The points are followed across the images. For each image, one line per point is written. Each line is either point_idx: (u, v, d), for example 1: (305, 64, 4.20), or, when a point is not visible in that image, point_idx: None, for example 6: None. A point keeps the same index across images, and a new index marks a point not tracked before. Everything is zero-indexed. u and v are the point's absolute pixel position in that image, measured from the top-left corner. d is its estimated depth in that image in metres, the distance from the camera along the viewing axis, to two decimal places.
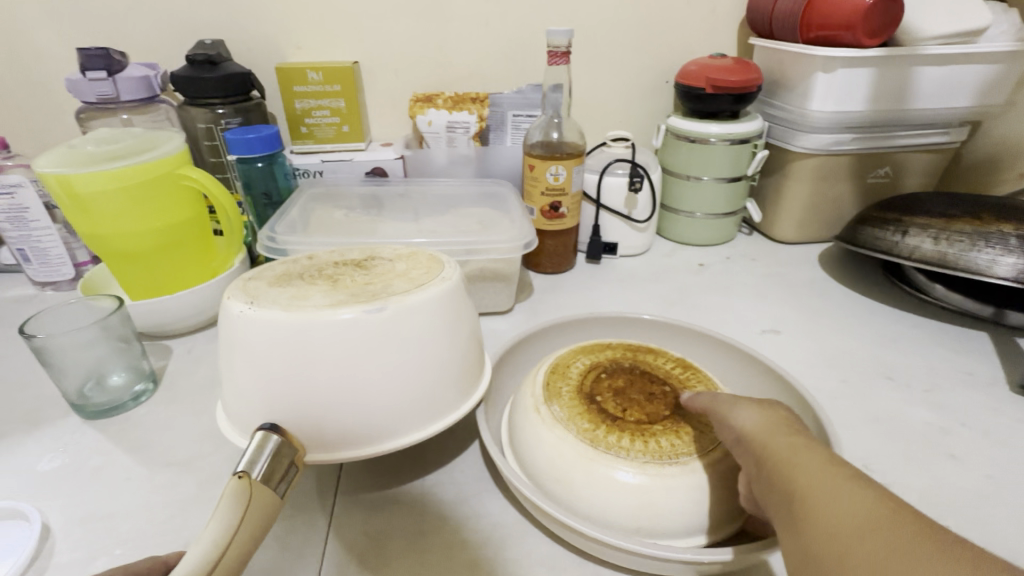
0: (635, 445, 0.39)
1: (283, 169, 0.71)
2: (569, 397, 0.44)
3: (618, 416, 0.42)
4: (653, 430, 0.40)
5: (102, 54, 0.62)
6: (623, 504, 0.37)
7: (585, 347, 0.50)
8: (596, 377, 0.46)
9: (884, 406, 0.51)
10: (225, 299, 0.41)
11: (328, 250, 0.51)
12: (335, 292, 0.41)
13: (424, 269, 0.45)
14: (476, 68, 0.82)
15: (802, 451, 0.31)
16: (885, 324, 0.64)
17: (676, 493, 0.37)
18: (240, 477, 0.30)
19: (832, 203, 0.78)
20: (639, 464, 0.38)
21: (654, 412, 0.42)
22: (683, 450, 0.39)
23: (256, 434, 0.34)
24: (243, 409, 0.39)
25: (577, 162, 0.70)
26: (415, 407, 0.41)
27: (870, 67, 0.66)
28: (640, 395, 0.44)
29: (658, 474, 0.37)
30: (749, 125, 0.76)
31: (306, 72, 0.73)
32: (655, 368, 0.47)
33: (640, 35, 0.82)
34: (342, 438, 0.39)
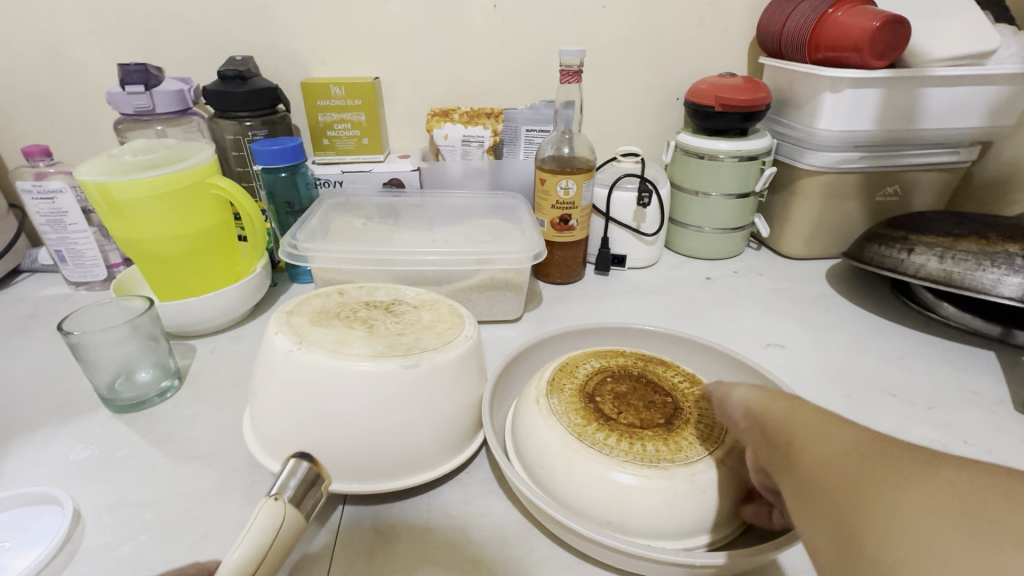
0: (620, 445, 0.41)
1: (305, 178, 0.75)
2: (570, 393, 0.46)
3: (612, 417, 0.44)
4: (642, 435, 0.42)
5: (140, 69, 0.66)
6: (610, 500, 0.38)
7: (598, 351, 0.52)
8: (601, 380, 0.48)
9: (886, 422, 0.52)
10: (270, 332, 0.45)
11: (358, 286, 0.56)
12: (372, 340, 0.45)
13: (448, 324, 0.49)
14: (492, 84, 0.85)
15: (799, 413, 0.33)
16: (891, 341, 0.64)
17: (654, 495, 0.38)
18: (273, 499, 0.31)
19: (841, 220, 0.79)
20: (621, 462, 0.39)
21: (649, 418, 0.44)
22: (666, 456, 0.40)
23: (291, 458, 0.34)
24: (275, 411, 0.43)
25: (588, 177, 0.72)
26: (434, 448, 0.44)
27: (878, 88, 0.67)
28: (639, 401, 0.46)
29: (639, 475, 0.39)
30: (756, 143, 0.78)
31: (330, 87, 0.77)
32: (662, 379, 0.48)
33: (652, 53, 0.84)
34: (360, 475, 0.42)
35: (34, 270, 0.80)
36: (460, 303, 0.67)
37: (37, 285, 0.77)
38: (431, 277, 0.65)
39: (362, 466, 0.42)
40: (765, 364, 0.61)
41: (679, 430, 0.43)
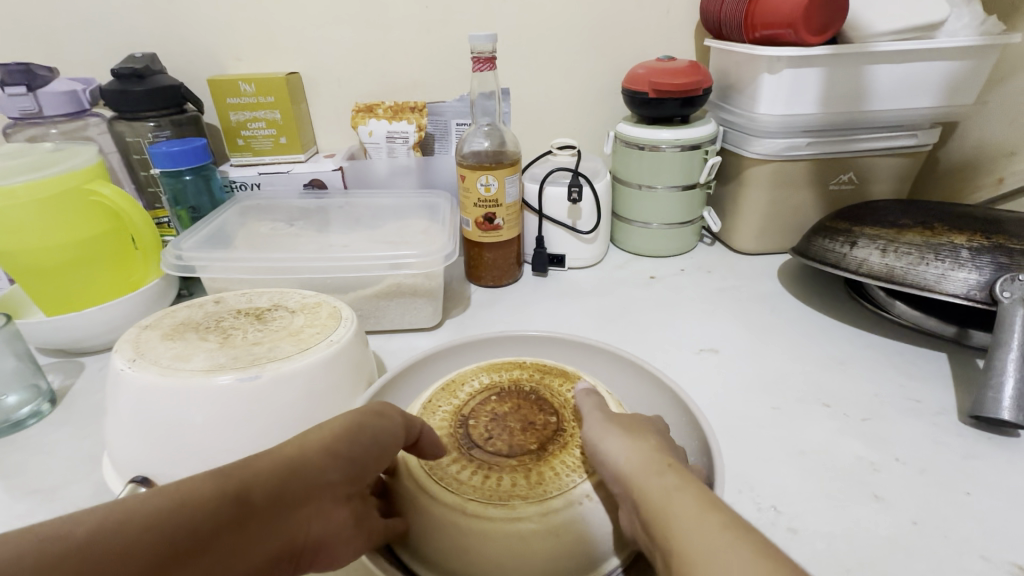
0: (472, 479, 0.37)
1: (215, 181, 0.71)
2: (441, 419, 0.42)
3: (478, 443, 0.40)
4: (503, 467, 0.38)
5: (24, 69, 0.62)
6: (451, 546, 0.35)
7: (492, 365, 0.48)
8: (484, 398, 0.44)
9: (814, 437, 0.46)
10: (111, 352, 0.39)
11: (240, 292, 0.49)
12: (219, 352, 0.39)
13: (317, 327, 0.43)
14: (422, 77, 0.80)
15: (673, 495, 0.30)
16: (835, 343, 0.59)
17: (492, 541, 0.34)
18: None
19: (792, 212, 0.73)
20: (463, 501, 0.36)
21: (521, 444, 0.40)
22: (519, 492, 0.36)
23: (129, 486, 0.36)
24: (117, 437, 0.39)
25: (511, 172, 0.67)
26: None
27: (819, 67, 0.62)
28: (517, 423, 0.42)
29: (478, 516, 0.35)
30: (699, 130, 0.72)
31: (238, 83, 0.72)
32: (553, 395, 0.44)
33: (589, 38, 0.79)
34: None
35: None
36: (371, 312, 0.62)
37: None
38: (336, 285, 0.61)
39: None
40: (693, 372, 0.55)
41: (548, 458, 0.39)
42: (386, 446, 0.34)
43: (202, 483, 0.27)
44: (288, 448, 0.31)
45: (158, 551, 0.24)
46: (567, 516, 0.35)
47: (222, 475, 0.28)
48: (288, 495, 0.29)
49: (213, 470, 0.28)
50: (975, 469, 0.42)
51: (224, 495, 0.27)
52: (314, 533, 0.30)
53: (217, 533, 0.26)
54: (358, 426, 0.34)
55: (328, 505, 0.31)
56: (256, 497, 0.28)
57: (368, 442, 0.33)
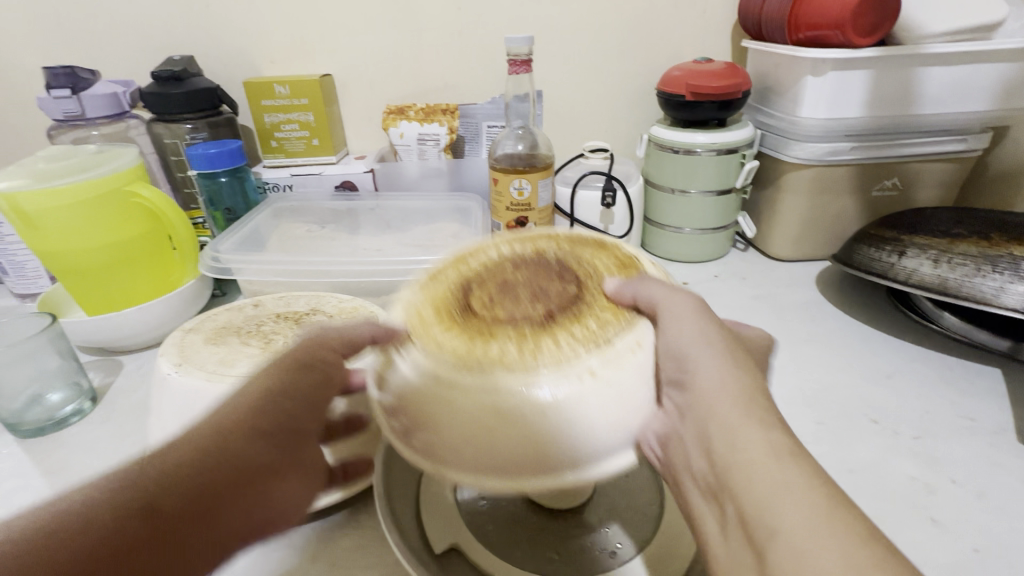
0: (453, 341, 0.32)
1: (249, 182, 0.71)
2: (447, 276, 0.38)
3: (475, 305, 0.35)
4: (495, 331, 0.33)
5: (68, 71, 0.63)
6: (423, 416, 0.31)
7: (518, 236, 0.43)
8: (502, 264, 0.39)
9: (861, 455, 0.45)
10: (157, 356, 0.40)
11: (277, 295, 0.50)
12: (262, 358, 0.39)
13: None
14: (453, 79, 0.80)
15: (776, 451, 0.27)
16: (879, 356, 0.57)
17: (460, 410, 0.30)
18: None
19: (832, 218, 0.71)
20: (437, 360, 0.32)
21: (527, 310, 0.34)
22: (499, 358, 0.31)
23: None
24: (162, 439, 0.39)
25: (544, 175, 0.66)
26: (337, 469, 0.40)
27: (866, 69, 0.60)
28: (528, 288, 0.36)
29: (451, 378, 0.31)
30: (737, 134, 0.71)
31: (273, 86, 0.73)
32: (580, 266, 0.38)
33: (623, 40, 0.77)
34: None
35: None
36: None
37: None
38: (369, 289, 0.61)
39: None
40: None
41: (550, 325, 0.33)
42: (325, 395, 0.35)
43: (134, 478, 0.27)
44: (224, 420, 0.31)
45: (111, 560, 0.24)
46: (556, 398, 0.30)
47: (153, 465, 0.28)
48: (240, 472, 0.30)
49: (144, 460, 0.28)
50: None
51: (173, 490, 0.27)
52: (275, 500, 0.32)
53: (173, 527, 0.27)
54: (293, 385, 0.34)
55: (281, 468, 0.32)
56: (171, 505, 0.27)
57: (302, 399, 0.34)
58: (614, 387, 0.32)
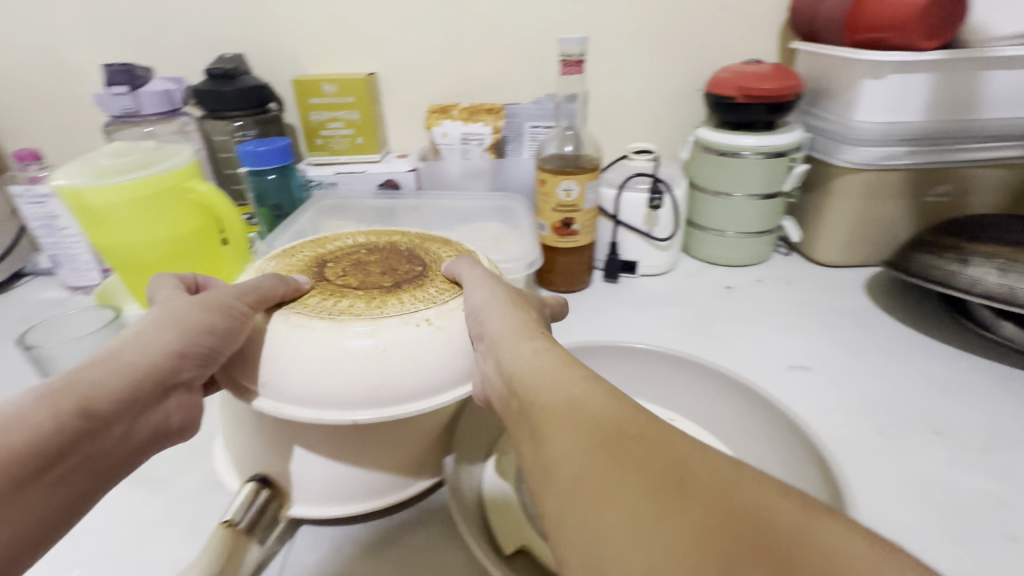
0: (319, 300, 0.39)
1: (296, 180, 0.72)
2: (297, 258, 0.46)
3: (330, 277, 0.43)
4: (348, 293, 0.40)
5: (125, 69, 0.65)
6: (302, 362, 0.36)
7: (374, 231, 0.51)
8: (350, 252, 0.47)
9: (928, 469, 0.44)
10: None
11: None
12: None
13: None
14: (495, 78, 0.80)
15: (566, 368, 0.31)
16: (937, 366, 0.55)
17: (317, 349, 0.36)
18: (228, 526, 0.35)
19: (882, 224, 0.70)
20: (303, 314, 0.38)
21: (376, 282, 0.42)
22: (358, 310, 0.38)
23: (248, 484, 0.38)
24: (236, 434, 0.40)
25: (592, 177, 0.66)
26: (406, 468, 0.40)
27: (928, 73, 0.60)
28: (378, 267, 0.44)
29: (298, 324, 0.37)
30: (786, 137, 0.70)
31: (321, 84, 0.73)
32: (423, 254, 0.47)
33: (669, 41, 0.77)
34: (323, 502, 0.38)
35: (36, 274, 0.79)
36: None
37: (35, 288, 0.76)
38: None
39: (317, 500, 0.38)
40: (787, 390, 0.53)
41: (394, 292, 0.41)
42: (234, 341, 0.36)
43: (38, 400, 0.28)
44: (130, 357, 0.32)
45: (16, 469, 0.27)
46: (392, 331, 0.37)
47: (56, 391, 0.29)
48: (141, 400, 0.32)
49: (40, 386, 0.29)
50: None
51: (69, 410, 0.29)
52: (177, 419, 0.35)
53: (72, 444, 0.29)
54: (196, 328, 0.34)
55: (180, 396, 0.34)
56: (77, 429, 0.29)
57: (209, 343, 0.35)
58: (446, 337, 0.38)
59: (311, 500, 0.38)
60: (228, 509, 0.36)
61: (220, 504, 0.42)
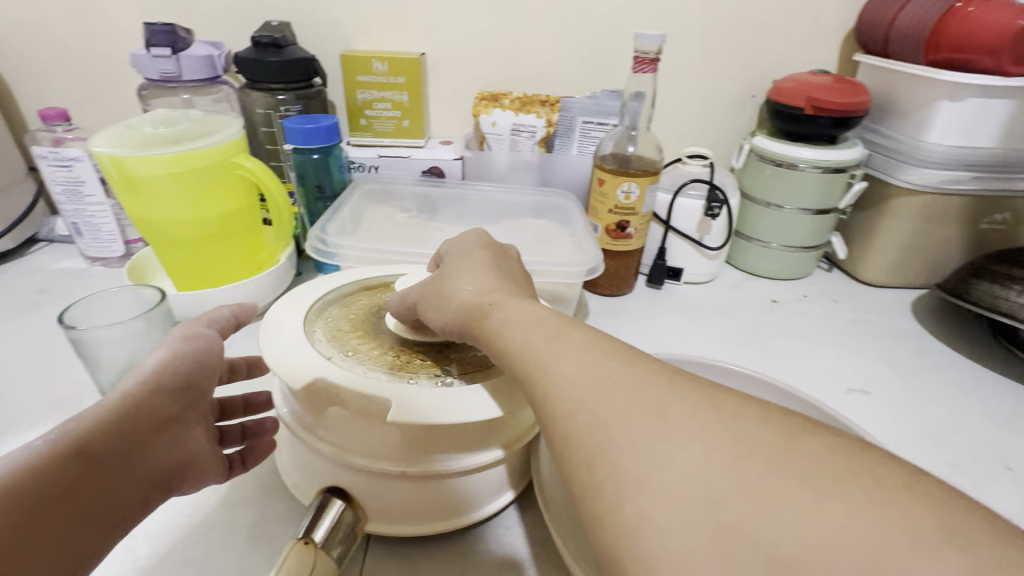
0: (375, 356, 0.39)
1: (339, 161, 0.68)
2: (357, 310, 0.44)
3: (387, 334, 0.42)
4: (405, 353, 0.39)
5: (167, 30, 0.60)
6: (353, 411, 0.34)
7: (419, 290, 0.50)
8: None
9: (1002, 506, 0.43)
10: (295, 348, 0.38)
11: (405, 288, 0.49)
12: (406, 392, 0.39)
13: None
14: (549, 68, 0.76)
15: (558, 345, 0.30)
16: (997, 397, 0.55)
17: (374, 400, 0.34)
18: (305, 543, 0.31)
19: (933, 248, 0.69)
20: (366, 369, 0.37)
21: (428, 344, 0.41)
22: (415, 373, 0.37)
23: (321, 497, 0.35)
24: (299, 442, 0.37)
25: (653, 180, 0.63)
26: (491, 487, 0.38)
27: (1008, 99, 0.59)
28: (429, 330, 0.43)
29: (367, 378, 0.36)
30: (848, 153, 0.68)
31: (371, 61, 0.70)
32: None
33: (733, 43, 0.74)
34: (401, 519, 0.36)
35: (51, 240, 0.74)
36: None
37: (52, 255, 0.72)
38: None
39: (394, 516, 0.36)
40: (849, 414, 0.52)
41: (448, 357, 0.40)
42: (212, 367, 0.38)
43: (39, 446, 0.30)
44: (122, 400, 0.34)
45: (24, 508, 0.28)
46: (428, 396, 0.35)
47: (60, 436, 0.31)
48: (134, 439, 0.33)
49: (37, 439, 0.30)
50: None
51: (66, 451, 0.30)
52: (178, 454, 0.35)
53: (76, 484, 0.30)
54: (174, 370, 0.36)
55: (179, 432, 0.35)
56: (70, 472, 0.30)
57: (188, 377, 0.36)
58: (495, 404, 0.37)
59: (388, 519, 0.36)
60: (304, 526, 0.33)
61: (281, 507, 0.40)
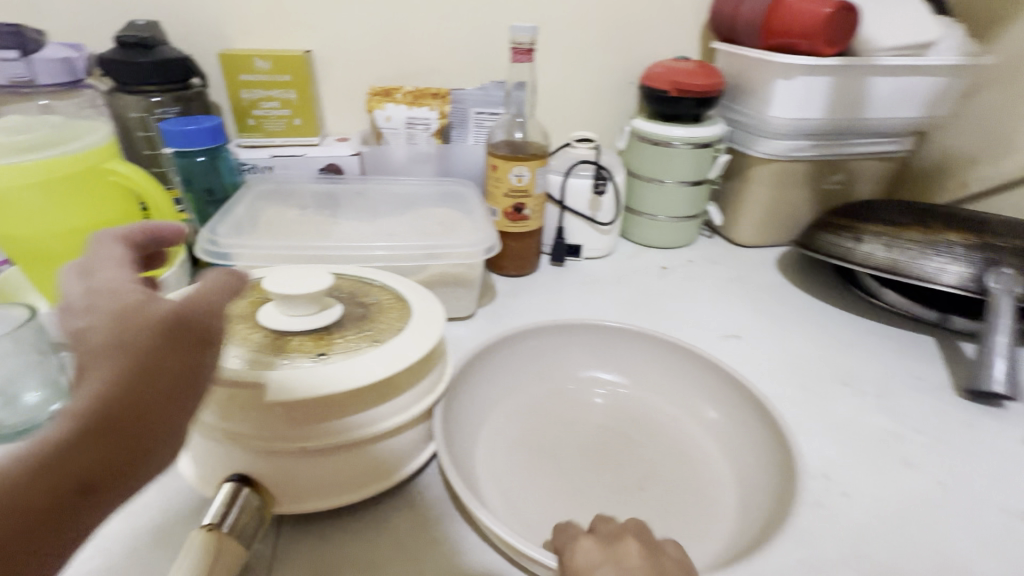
0: (262, 339, 0.38)
1: (228, 163, 0.66)
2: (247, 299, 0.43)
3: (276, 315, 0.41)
4: (292, 333, 0.38)
5: (14, 31, 0.56)
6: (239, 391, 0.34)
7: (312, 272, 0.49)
8: None
9: (841, 414, 0.51)
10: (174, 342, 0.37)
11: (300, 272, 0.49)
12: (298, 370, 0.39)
13: (396, 310, 0.43)
14: (439, 62, 0.78)
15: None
16: (840, 329, 0.65)
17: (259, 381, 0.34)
18: (208, 530, 0.31)
19: (788, 208, 0.79)
20: (250, 352, 0.36)
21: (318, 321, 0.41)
22: (304, 350, 0.37)
23: (225, 486, 0.35)
24: (198, 441, 0.37)
25: (542, 163, 0.68)
26: (398, 455, 0.40)
27: (828, 76, 0.68)
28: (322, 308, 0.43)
29: (252, 362, 0.36)
30: (712, 129, 0.76)
31: (253, 60, 0.69)
32: (364, 293, 0.45)
33: (606, 35, 0.80)
34: (310, 496, 0.37)
35: None
36: None
37: None
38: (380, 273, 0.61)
39: (303, 495, 0.37)
40: (725, 357, 0.60)
41: (340, 331, 0.39)
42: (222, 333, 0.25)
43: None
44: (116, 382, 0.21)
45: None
46: (306, 371, 0.35)
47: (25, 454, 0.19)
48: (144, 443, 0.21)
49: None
50: (977, 434, 0.48)
51: (47, 481, 0.19)
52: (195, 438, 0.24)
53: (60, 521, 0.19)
54: (178, 327, 0.23)
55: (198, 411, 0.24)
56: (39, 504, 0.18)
57: (197, 338, 0.24)
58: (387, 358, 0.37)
59: (297, 498, 0.37)
60: (208, 515, 0.33)
61: (186, 508, 0.39)
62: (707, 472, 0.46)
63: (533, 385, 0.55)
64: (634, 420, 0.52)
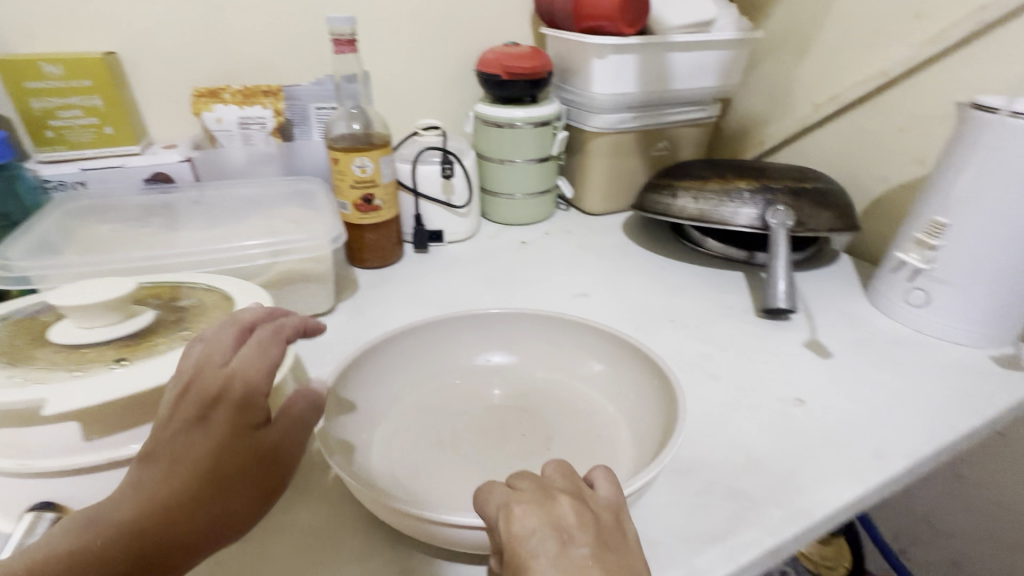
0: (56, 357, 0.36)
1: (24, 181, 0.60)
2: (42, 322, 0.40)
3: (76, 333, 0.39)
4: (92, 344, 0.37)
5: None
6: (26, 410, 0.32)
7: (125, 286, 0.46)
8: None
9: (665, 346, 0.58)
10: None
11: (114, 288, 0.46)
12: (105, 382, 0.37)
13: (219, 308, 0.42)
14: (268, 59, 0.76)
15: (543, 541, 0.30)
16: (671, 275, 0.74)
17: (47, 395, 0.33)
18: None
19: (624, 176, 0.88)
20: (39, 372, 0.34)
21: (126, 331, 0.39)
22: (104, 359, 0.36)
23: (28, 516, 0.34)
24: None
25: (384, 152, 0.68)
26: None
27: (635, 53, 0.76)
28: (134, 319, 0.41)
29: (41, 380, 0.34)
30: (547, 108, 0.82)
31: (39, 65, 0.62)
32: (184, 298, 0.44)
33: (437, 24, 0.83)
34: None
35: None
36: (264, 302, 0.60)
37: None
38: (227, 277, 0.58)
39: None
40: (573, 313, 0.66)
41: (152, 336, 0.38)
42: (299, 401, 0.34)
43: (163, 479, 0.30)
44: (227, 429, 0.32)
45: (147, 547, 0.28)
46: (106, 378, 0.34)
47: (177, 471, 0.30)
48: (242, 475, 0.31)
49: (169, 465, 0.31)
50: (769, 345, 0.58)
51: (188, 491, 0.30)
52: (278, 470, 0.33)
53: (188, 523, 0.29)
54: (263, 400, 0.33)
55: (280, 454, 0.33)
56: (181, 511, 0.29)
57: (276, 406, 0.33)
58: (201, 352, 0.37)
59: None
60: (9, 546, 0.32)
61: None
62: (595, 418, 0.52)
63: (431, 379, 0.56)
64: (539, 391, 0.55)
